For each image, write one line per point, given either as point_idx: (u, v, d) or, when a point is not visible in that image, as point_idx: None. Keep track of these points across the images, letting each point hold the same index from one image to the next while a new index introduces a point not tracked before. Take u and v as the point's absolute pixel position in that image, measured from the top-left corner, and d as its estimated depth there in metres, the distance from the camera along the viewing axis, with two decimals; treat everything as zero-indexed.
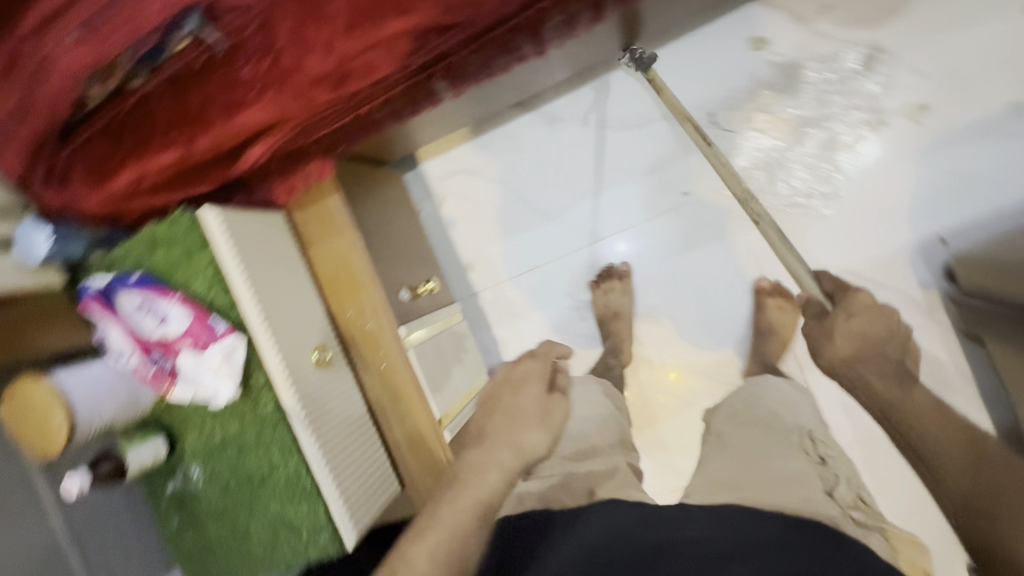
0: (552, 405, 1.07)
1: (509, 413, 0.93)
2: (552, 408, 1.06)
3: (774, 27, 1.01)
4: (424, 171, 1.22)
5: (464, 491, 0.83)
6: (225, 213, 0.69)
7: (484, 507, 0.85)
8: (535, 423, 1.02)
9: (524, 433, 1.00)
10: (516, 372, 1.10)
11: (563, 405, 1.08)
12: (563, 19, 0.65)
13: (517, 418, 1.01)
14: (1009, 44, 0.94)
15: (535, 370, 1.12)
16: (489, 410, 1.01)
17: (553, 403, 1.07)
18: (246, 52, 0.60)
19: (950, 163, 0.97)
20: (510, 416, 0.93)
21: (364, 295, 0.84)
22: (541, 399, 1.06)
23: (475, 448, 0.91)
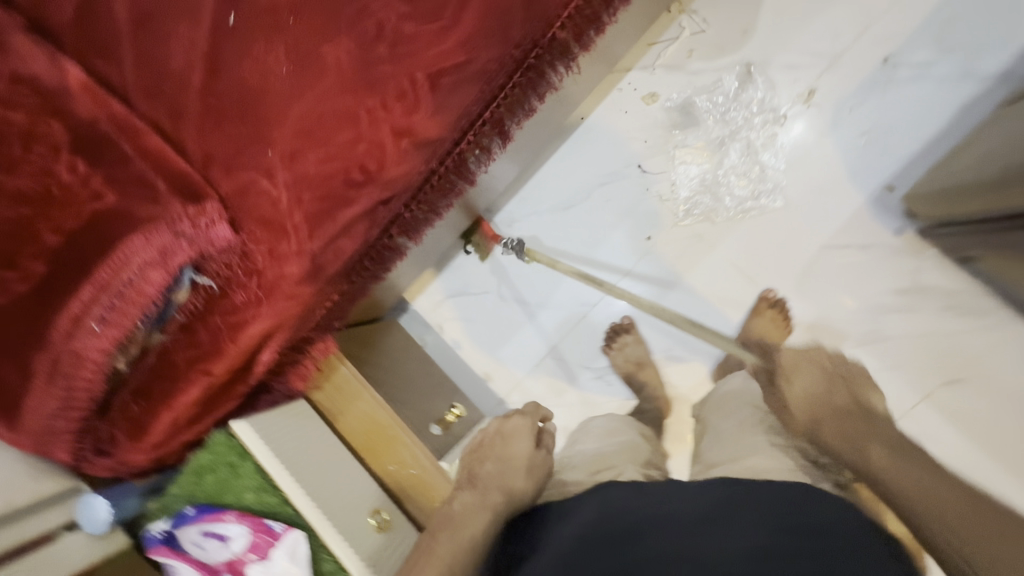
0: (536, 455, 0.76)
1: (498, 459, 0.75)
2: (537, 455, 0.76)
3: (656, 80, 1.15)
4: (415, 309, 1.31)
5: (462, 529, 0.68)
6: (254, 420, 0.76)
7: (478, 542, 0.68)
8: (525, 483, 0.73)
9: (510, 474, 0.73)
10: (504, 422, 0.80)
11: (545, 455, 0.77)
12: (478, 152, 0.78)
13: (508, 465, 0.74)
14: (855, 15, 1.06)
15: (523, 427, 0.79)
16: (472, 449, 0.79)
17: (538, 453, 0.76)
18: (236, 282, 0.68)
19: (862, 124, 1.06)
20: (501, 463, 0.74)
21: (400, 445, 0.87)
22: (530, 456, 0.75)
23: (472, 483, 0.74)
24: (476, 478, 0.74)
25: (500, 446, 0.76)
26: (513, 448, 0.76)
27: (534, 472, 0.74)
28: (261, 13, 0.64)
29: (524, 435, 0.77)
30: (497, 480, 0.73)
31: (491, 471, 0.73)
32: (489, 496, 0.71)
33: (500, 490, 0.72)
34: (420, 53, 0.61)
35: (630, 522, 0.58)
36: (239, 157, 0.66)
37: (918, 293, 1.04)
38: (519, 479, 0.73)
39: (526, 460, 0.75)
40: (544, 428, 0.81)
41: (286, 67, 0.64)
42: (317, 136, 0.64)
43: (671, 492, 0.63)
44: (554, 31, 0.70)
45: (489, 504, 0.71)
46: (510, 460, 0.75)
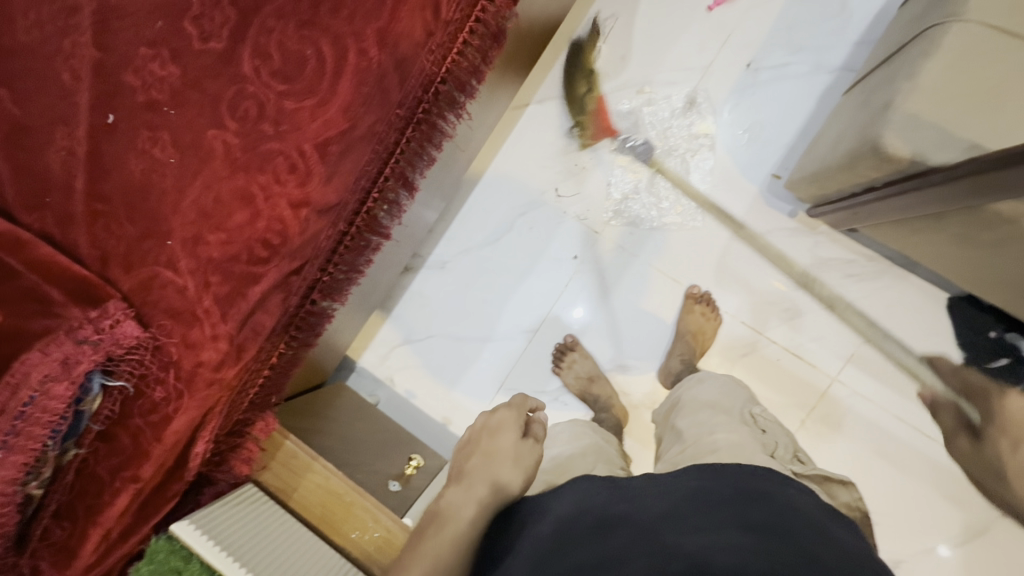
0: (524, 445, 0.74)
1: (488, 450, 0.73)
2: (528, 444, 0.74)
3: (555, 111, 1.23)
4: (362, 366, 1.30)
5: (448, 527, 0.68)
6: (195, 519, 0.73)
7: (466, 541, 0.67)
8: (514, 474, 0.70)
9: (498, 467, 0.71)
10: (489, 416, 0.78)
11: (535, 443, 0.75)
12: (387, 207, 0.80)
13: (496, 458, 0.71)
14: (715, 30, 1.17)
15: (512, 416, 0.77)
16: (464, 445, 0.77)
17: (526, 443, 0.74)
18: (153, 378, 0.66)
19: (741, 123, 1.16)
20: (490, 455, 0.72)
21: (359, 509, 0.85)
22: (519, 445, 0.73)
23: (462, 479, 0.72)
24: (465, 474, 0.72)
25: (489, 437, 0.75)
26: (500, 441, 0.73)
27: (523, 463, 0.72)
28: (141, 110, 0.65)
29: (513, 425, 0.76)
30: (484, 475, 0.70)
31: (478, 467, 0.72)
32: (473, 492, 0.70)
33: (486, 487, 0.69)
34: (304, 126, 0.63)
35: (601, 514, 0.59)
36: (137, 252, 0.65)
37: (822, 266, 1.13)
38: (509, 474, 0.70)
39: (513, 453, 0.72)
40: (531, 419, 0.79)
41: (174, 157, 0.64)
42: (215, 219, 0.64)
43: (644, 486, 0.64)
44: (437, 84, 0.74)
45: (473, 501, 0.69)
46: (499, 451, 0.72)
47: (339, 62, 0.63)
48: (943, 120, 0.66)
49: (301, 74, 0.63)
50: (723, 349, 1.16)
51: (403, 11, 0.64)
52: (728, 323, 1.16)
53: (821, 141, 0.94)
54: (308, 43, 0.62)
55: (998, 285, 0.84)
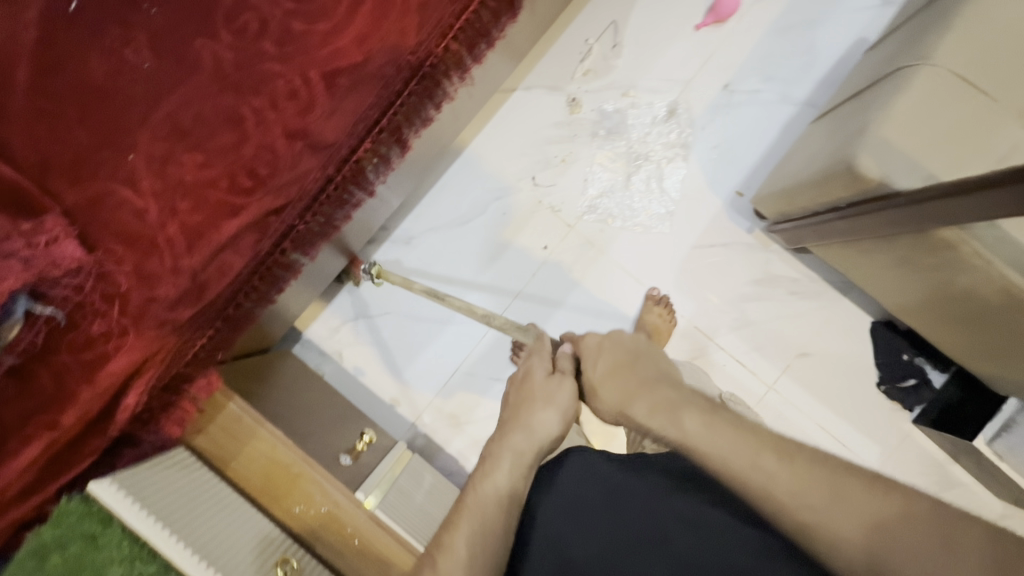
0: (555, 381, 0.67)
1: (518, 395, 0.69)
2: (559, 380, 0.68)
3: (540, 101, 1.23)
4: (310, 337, 1.22)
5: (486, 483, 0.61)
6: (118, 477, 0.64)
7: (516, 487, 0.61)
8: (548, 413, 0.65)
9: (537, 410, 0.65)
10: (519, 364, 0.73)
11: (570, 377, 0.68)
12: (377, 161, 0.75)
13: (532, 399, 0.66)
14: (699, 48, 1.23)
15: (540, 358, 0.71)
16: (503, 400, 0.71)
17: (555, 381, 0.67)
18: (91, 310, 0.57)
19: (714, 139, 1.23)
20: (520, 399, 0.68)
21: (306, 482, 0.78)
22: (548, 383, 0.68)
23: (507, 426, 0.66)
24: (506, 423, 0.66)
25: (521, 380, 0.70)
26: (530, 381, 0.69)
27: (560, 400, 0.66)
28: (115, 4, 0.56)
29: (542, 363, 0.70)
30: (519, 422, 0.65)
31: (512, 414, 0.66)
32: (516, 442, 0.64)
33: (521, 430, 0.64)
34: (311, 52, 0.58)
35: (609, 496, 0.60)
36: (90, 163, 0.56)
37: (770, 282, 1.22)
38: (550, 418, 0.65)
39: (543, 391, 0.67)
40: (561, 353, 0.71)
41: (150, 62, 0.57)
42: (192, 138, 0.57)
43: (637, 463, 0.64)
44: (448, 40, 0.71)
45: (518, 451, 0.63)
46: (534, 395, 0.67)
47: None
48: (908, 148, 0.74)
49: None
50: (675, 351, 1.21)
51: None
52: (682, 327, 1.22)
53: (790, 162, 1.01)
54: None
55: (927, 313, 0.94)
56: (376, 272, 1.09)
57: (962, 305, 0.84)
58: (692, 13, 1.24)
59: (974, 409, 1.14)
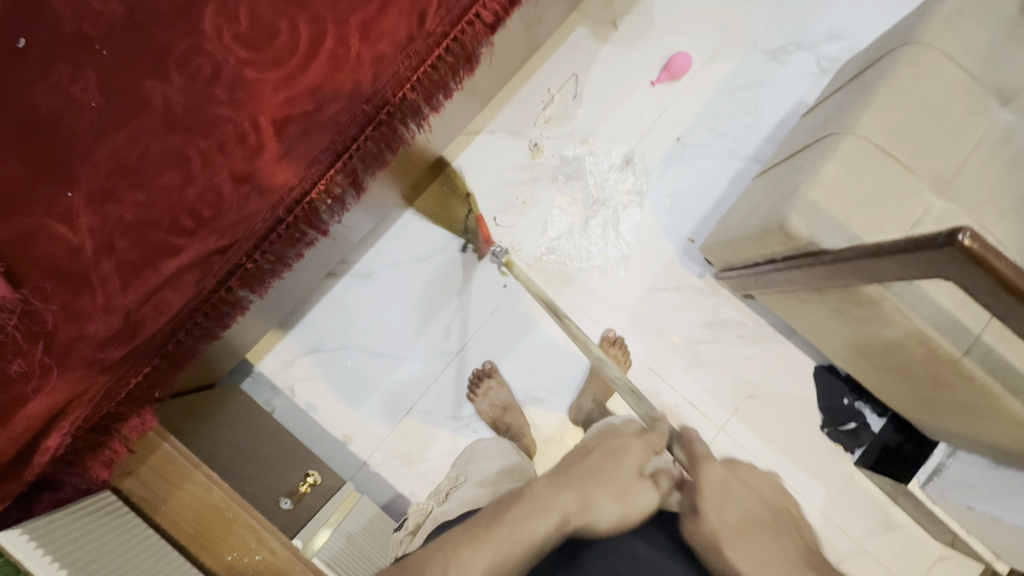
0: (639, 482, 0.60)
1: (600, 459, 0.61)
2: (647, 484, 0.60)
3: (504, 145, 1.27)
4: (262, 370, 1.19)
5: (522, 525, 0.55)
6: (30, 526, 0.61)
7: (538, 550, 0.55)
8: (615, 501, 0.58)
9: (606, 492, 0.58)
10: (611, 436, 0.65)
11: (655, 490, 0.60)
12: (330, 203, 0.76)
13: (609, 478, 0.59)
14: (654, 103, 1.30)
15: (635, 442, 0.64)
16: (579, 454, 0.64)
17: (644, 482, 0.60)
18: (12, 348, 0.54)
19: (667, 188, 1.28)
20: (600, 467, 0.60)
21: (241, 528, 0.75)
22: (637, 477, 0.60)
23: (574, 485, 0.58)
24: (573, 479, 0.59)
25: (616, 454, 0.62)
26: (623, 463, 0.61)
27: (633, 503, 0.58)
28: (64, 42, 0.57)
29: (640, 453, 0.62)
30: (584, 485, 0.58)
31: (587, 474, 0.59)
32: (564, 506, 0.57)
33: (577, 496, 0.57)
34: (262, 99, 0.59)
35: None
36: (23, 198, 0.55)
37: (720, 325, 1.27)
38: (612, 504, 0.58)
39: (625, 480, 0.59)
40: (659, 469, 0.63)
41: (97, 100, 0.57)
42: (135, 177, 0.57)
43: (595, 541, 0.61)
44: (405, 90, 0.73)
45: (562, 513, 0.57)
46: (616, 476, 0.59)
47: (314, 44, 0.60)
48: (834, 212, 0.80)
49: (270, 46, 0.59)
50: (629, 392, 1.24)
51: (390, 9, 0.63)
52: (636, 368, 1.25)
53: (734, 214, 1.07)
54: (282, 17, 0.59)
55: (861, 361, 0.99)
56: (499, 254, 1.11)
57: (888, 354, 0.90)
58: (648, 69, 1.31)
59: (913, 450, 1.17)
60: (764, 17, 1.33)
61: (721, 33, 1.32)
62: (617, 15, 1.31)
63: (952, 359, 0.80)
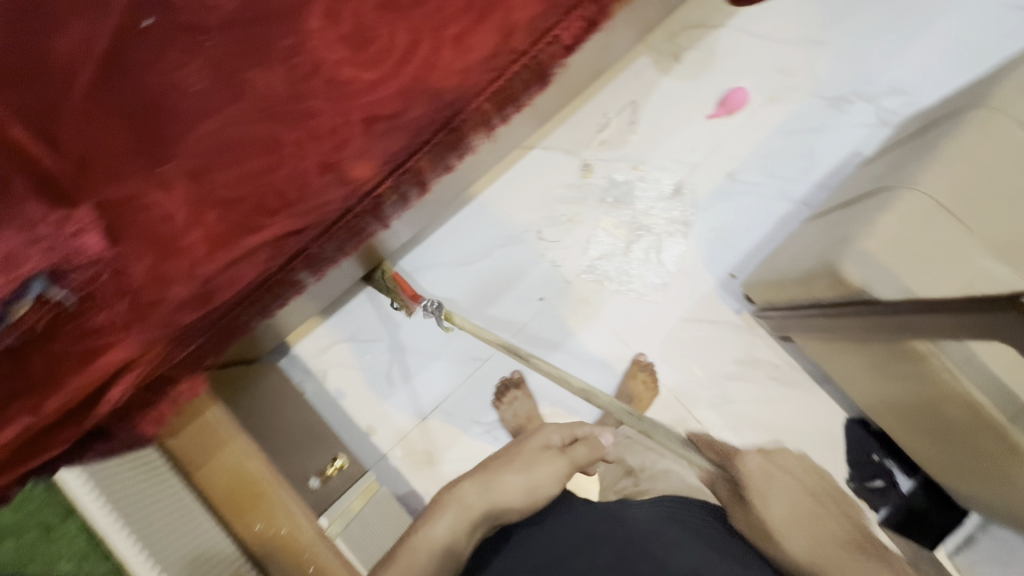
0: (544, 456, 0.73)
1: (501, 450, 0.76)
2: (550, 455, 0.74)
3: (555, 163, 1.29)
4: (298, 352, 1.22)
5: (426, 527, 0.66)
6: (85, 468, 0.67)
7: (450, 541, 0.65)
8: (513, 480, 0.70)
9: (512, 474, 0.70)
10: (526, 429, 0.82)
11: (564, 462, 0.73)
12: (395, 198, 0.79)
13: (513, 461, 0.73)
14: (708, 137, 1.31)
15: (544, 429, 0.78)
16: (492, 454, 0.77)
17: (543, 456, 0.73)
18: (99, 301, 0.58)
19: (713, 222, 1.29)
20: (497, 455, 0.75)
21: (270, 500, 0.77)
22: (534, 454, 0.74)
23: (478, 477, 0.71)
24: (477, 473, 0.72)
25: (522, 441, 0.77)
26: (523, 445, 0.76)
27: (537, 473, 0.71)
28: (182, 28, 0.62)
29: (547, 436, 0.77)
30: (489, 476, 0.71)
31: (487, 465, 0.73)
32: (473, 499, 0.69)
33: (475, 484, 0.69)
34: (354, 96, 0.63)
35: (583, 533, 0.67)
36: (126, 165, 0.59)
37: (751, 363, 1.26)
38: (517, 486, 0.70)
39: (525, 462, 0.72)
40: (580, 441, 0.77)
41: (204, 83, 0.61)
42: (230, 157, 0.61)
43: (620, 506, 0.73)
44: (478, 102, 0.75)
45: (467, 503, 0.68)
46: (520, 456, 0.73)
47: (408, 52, 0.64)
48: (889, 264, 0.79)
49: (367, 49, 0.63)
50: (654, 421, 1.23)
51: (481, 27, 0.66)
52: (663, 396, 1.24)
53: (780, 255, 1.07)
54: (382, 24, 0.63)
55: (898, 419, 0.97)
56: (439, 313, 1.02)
57: (925, 414, 0.88)
58: (705, 103, 1.32)
59: (938, 517, 1.14)
60: (828, 64, 1.33)
61: (783, 75, 1.33)
62: (680, 48, 1.32)
63: (999, 428, 0.78)
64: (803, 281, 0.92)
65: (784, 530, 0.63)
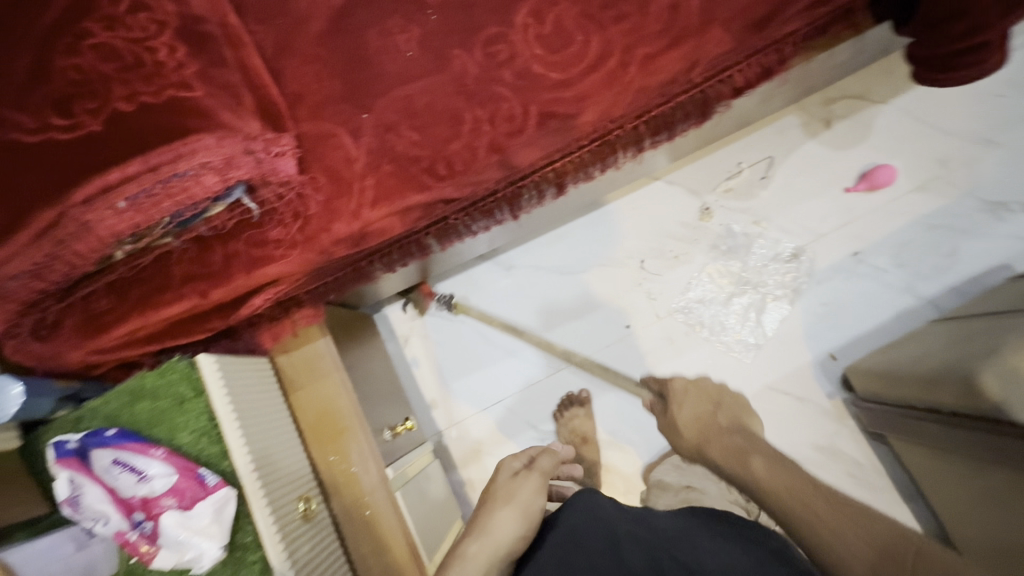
0: (519, 483, 0.74)
1: (491, 495, 0.73)
2: (522, 480, 0.74)
3: (675, 197, 1.29)
4: (388, 313, 1.30)
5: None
6: (219, 360, 0.70)
7: None
8: (507, 523, 0.67)
9: (501, 512, 0.69)
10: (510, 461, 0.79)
11: (535, 477, 0.75)
12: (535, 193, 0.82)
13: (495, 499, 0.71)
14: (841, 210, 1.26)
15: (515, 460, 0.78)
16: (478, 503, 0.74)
17: (522, 488, 0.73)
18: (278, 218, 0.67)
19: (825, 297, 1.23)
20: (490, 501, 0.72)
21: (350, 439, 0.83)
22: (511, 488, 0.73)
23: (473, 532, 0.68)
24: (472, 530, 0.69)
25: (490, 481, 0.76)
26: (500, 482, 0.74)
27: (520, 502, 0.70)
28: (407, 1, 0.69)
29: (510, 465, 0.77)
30: (479, 526, 0.68)
31: (478, 519, 0.70)
32: (474, 549, 0.65)
33: (477, 541, 0.66)
34: (539, 91, 0.68)
35: (608, 534, 0.64)
36: (332, 107, 0.68)
37: (831, 453, 1.18)
38: (512, 520, 0.68)
39: (521, 503, 0.70)
40: (539, 462, 0.78)
41: (413, 52, 0.68)
42: (417, 121, 0.67)
43: (645, 514, 0.71)
44: (637, 123, 0.78)
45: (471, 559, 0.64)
46: (498, 493, 0.72)
47: (600, 60, 0.67)
48: None
49: (563, 51, 0.67)
50: None
51: (672, 52, 0.68)
52: None
53: (900, 349, 1.01)
54: (580, 31, 0.67)
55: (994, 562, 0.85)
56: (452, 306, 1.26)
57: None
58: (846, 175, 1.27)
59: None
60: (994, 167, 1.24)
61: (939, 166, 1.25)
62: (834, 115, 1.28)
63: None
64: (928, 382, 0.86)
65: (685, 430, 1.03)
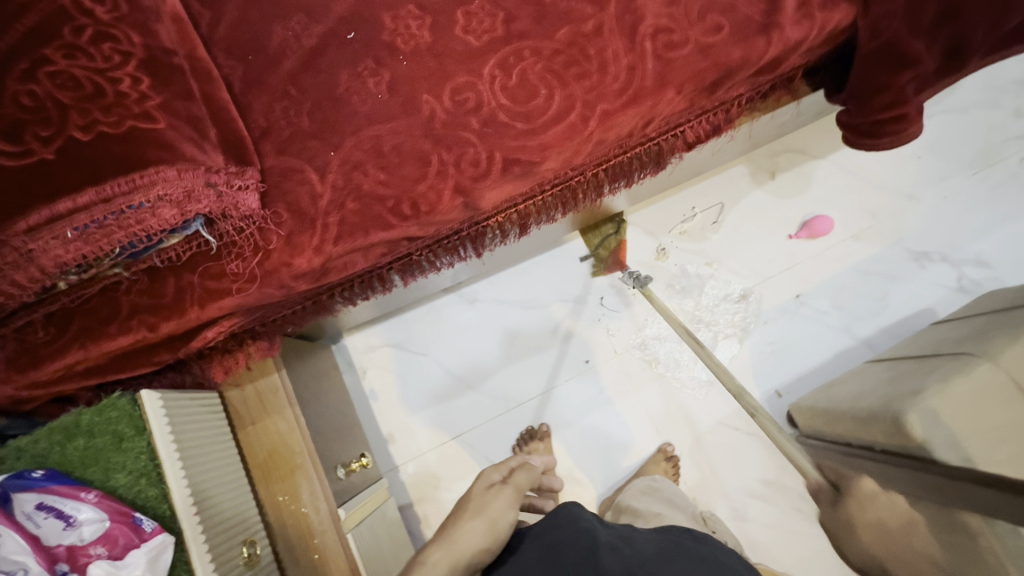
0: (492, 496, 0.74)
1: (462, 506, 0.73)
2: (495, 493, 0.75)
3: (635, 237, 1.34)
4: (348, 344, 1.28)
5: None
6: (165, 396, 0.67)
7: None
8: (475, 530, 0.67)
9: (470, 523, 0.68)
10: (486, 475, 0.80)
11: (510, 491, 0.76)
12: (498, 232, 0.84)
13: (464, 511, 0.71)
14: (786, 255, 1.35)
15: (492, 475, 0.79)
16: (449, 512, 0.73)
17: (495, 499, 0.73)
18: (237, 251, 0.66)
19: (772, 335, 1.30)
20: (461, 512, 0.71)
21: (302, 477, 0.80)
22: (486, 498, 0.73)
23: (436, 541, 0.67)
24: (437, 535, 0.68)
25: (463, 495, 0.76)
26: (474, 492, 0.75)
27: (493, 512, 0.71)
28: (379, 46, 0.72)
29: (488, 477, 0.78)
30: (445, 533, 0.67)
31: (447, 526, 0.69)
32: (436, 557, 0.63)
33: (442, 544, 0.65)
34: (504, 138, 0.70)
35: (588, 542, 0.65)
36: (298, 144, 0.69)
37: (779, 488, 1.22)
38: (479, 530, 0.67)
39: (490, 514, 0.70)
40: (513, 476, 0.80)
41: (382, 94, 0.70)
42: (384, 161, 0.69)
43: (627, 531, 0.71)
44: (597, 171, 0.82)
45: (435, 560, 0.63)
46: (469, 506, 0.72)
47: (563, 112, 0.71)
48: (955, 427, 0.79)
49: (528, 103, 0.71)
50: None
51: (631, 109, 0.72)
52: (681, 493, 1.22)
53: (840, 388, 1.08)
54: (545, 85, 0.71)
55: None
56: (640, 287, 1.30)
57: None
58: (790, 223, 1.36)
59: None
60: (918, 219, 1.36)
61: (871, 218, 1.36)
62: (778, 166, 1.38)
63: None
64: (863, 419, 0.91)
65: (863, 533, 0.80)
